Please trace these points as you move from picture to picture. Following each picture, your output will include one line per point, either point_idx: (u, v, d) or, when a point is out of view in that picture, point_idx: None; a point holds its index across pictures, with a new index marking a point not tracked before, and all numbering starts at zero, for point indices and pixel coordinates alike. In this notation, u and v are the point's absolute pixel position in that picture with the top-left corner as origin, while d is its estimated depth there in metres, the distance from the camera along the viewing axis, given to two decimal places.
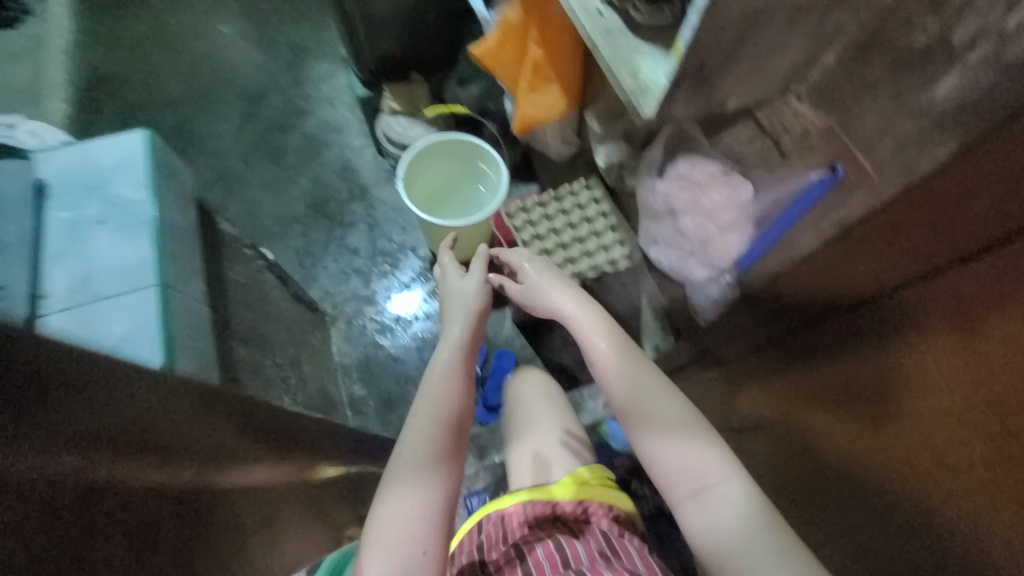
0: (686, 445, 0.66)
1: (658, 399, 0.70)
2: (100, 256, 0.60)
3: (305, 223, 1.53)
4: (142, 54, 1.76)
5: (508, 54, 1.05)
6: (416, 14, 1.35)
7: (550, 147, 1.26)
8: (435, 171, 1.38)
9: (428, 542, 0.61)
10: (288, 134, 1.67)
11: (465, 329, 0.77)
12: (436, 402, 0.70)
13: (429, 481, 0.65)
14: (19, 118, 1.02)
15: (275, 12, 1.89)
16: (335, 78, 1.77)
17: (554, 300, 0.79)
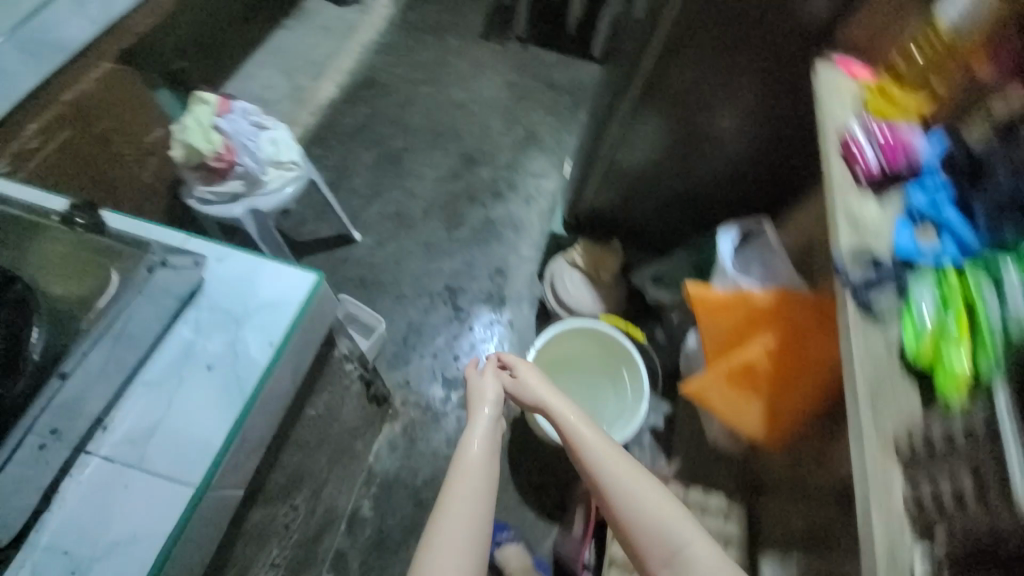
0: (654, 520, 0.72)
1: (629, 476, 0.75)
2: (180, 420, 0.62)
3: (433, 301, 1.49)
4: (413, 78, 1.94)
5: (727, 326, 0.88)
6: (655, 191, 1.23)
7: (708, 426, 1.02)
8: (573, 348, 1.23)
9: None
10: (474, 208, 1.67)
11: (481, 410, 0.83)
12: (456, 459, 0.78)
13: (458, 523, 0.71)
14: (274, 122, 1.11)
15: (535, 97, 1.97)
16: (546, 179, 1.76)
17: (542, 391, 0.86)
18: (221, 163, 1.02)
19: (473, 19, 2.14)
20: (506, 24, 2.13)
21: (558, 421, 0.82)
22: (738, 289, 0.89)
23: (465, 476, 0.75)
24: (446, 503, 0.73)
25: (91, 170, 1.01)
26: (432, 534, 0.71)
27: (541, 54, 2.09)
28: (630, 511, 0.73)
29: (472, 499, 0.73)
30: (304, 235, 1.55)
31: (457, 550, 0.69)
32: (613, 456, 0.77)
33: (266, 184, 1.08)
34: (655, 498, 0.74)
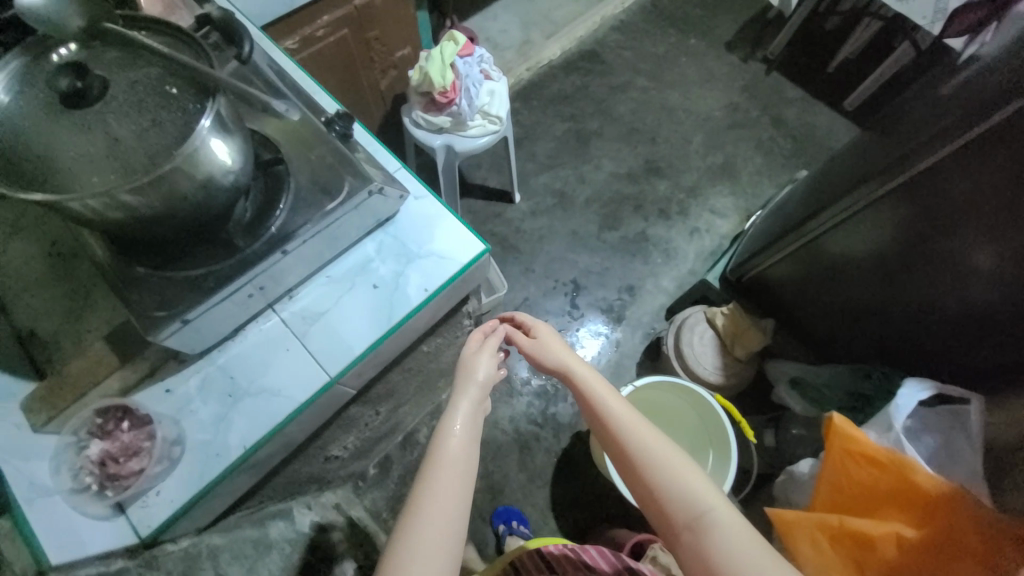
0: (681, 487, 0.67)
1: (646, 434, 0.71)
2: (333, 325, 0.61)
3: (556, 288, 1.51)
4: (636, 69, 1.91)
5: (865, 483, 0.75)
6: (838, 284, 1.07)
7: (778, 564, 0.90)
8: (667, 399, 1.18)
9: (458, 513, 0.66)
10: (635, 219, 1.62)
11: (483, 364, 0.75)
12: (455, 400, 0.74)
13: (454, 463, 0.68)
14: (500, 74, 1.18)
15: (751, 131, 1.81)
16: (722, 219, 1.63)
17: (563, 354, 0.78)
18: (443, 100, 1.12)
19: (723, 31, 2.02)
20: (755, 48, 1.99)
21: (575, 382, 0.76)
22: (900, 450, 0.76)
23: (457, 427, 0.71)
24: (445, 448, 0.69)
25: (351, 66, 1.17)
26: (430, 474, 0.67)
27: (778, 90, 1.91)
28: (650, 470, 0.68)
29: (461, 447, 0.69)
30: (474, 178, 1.65)
31: (453, 494, 0.66)
32: (627, 415, 0.72)
33: (466, 129, 1.16)
34: (675, 458, 0.69)
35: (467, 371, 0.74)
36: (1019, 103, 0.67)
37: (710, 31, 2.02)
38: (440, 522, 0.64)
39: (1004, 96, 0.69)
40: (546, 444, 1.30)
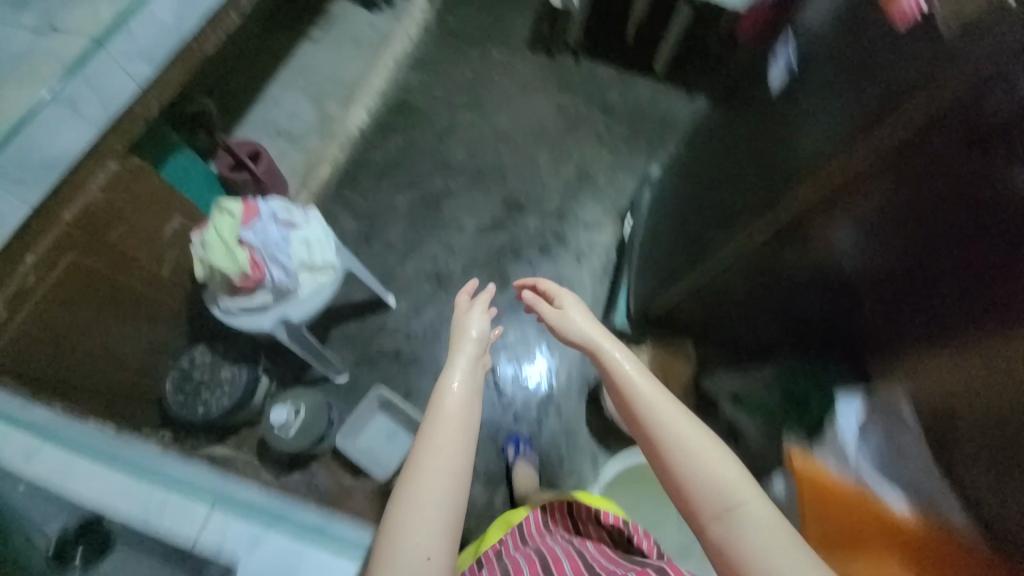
0: (701, 464, 0.63)
1: (671, 424, 0.66)
2: None
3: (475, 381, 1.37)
4: (453, 104, 1.77)
5: (840, 532, 0.74)
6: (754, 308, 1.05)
7: None
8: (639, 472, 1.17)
9: (455, 494, 0.65)
10: (520, 268, 1.52)
11: (473, 321, 0.78)
12: (450, 363, 0.73)
13: (454, 427, 0.67)
14: (306, 209, 0.97)
15: (587, 128, 1.77)
16: (599, 231, 1.59)
17: (590, 329, 0.77)
18: (248, 283, 0.89)
19: (520, 32, 1.94)
20: (556, 40, 1.93)
21: (604, 363, 0.73)
22: (862, 481, 0.76)
23: (458, 386, 0.70)
24: (444, 409, 0.68)
25: (107, 283, 0.88)
26: (422, 453, 0.65)
27: (594, 77, 1.89)
28: (678, 461, 0.64)
29: (463, 418, 0.68)
30: (334, 301, 1.42)
31: (452, 476, 0.64)
32: (658, 402, 0.68)
33: (293, 297, 0.93)
34: (704, 445, 0.65)
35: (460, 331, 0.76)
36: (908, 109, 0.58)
37: (507, 37, 1.92)
38: (442, 506, 0.63)
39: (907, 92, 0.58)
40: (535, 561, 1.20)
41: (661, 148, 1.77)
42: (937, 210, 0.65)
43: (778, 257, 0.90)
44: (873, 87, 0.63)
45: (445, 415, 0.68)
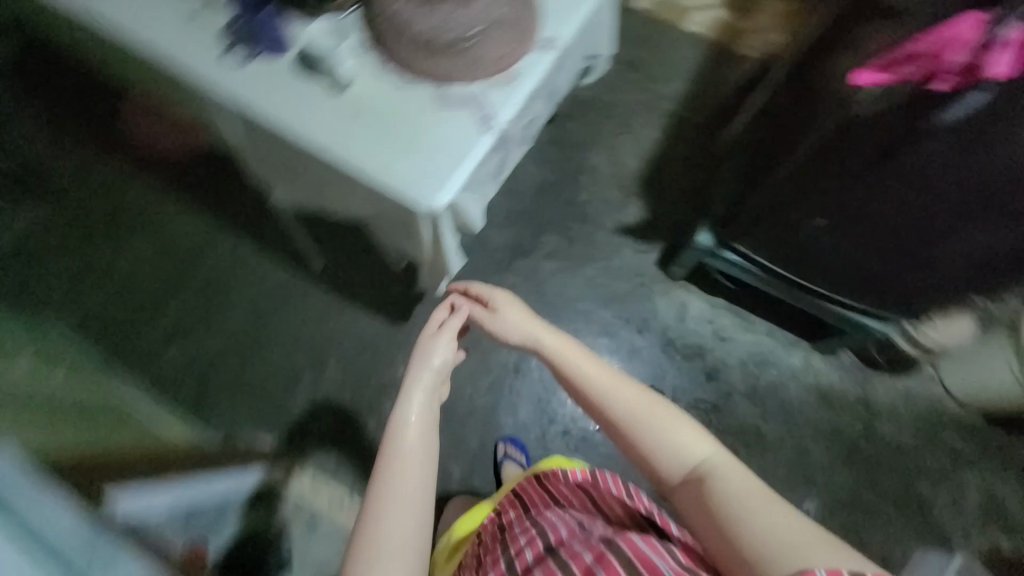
0: (627, 413, 0.67)
1: (624, 391, 0.68)
2: None
3: (878, 501, 1.25)
4: (483, 448, 1.31)
5: None
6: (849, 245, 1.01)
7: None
8: (981, 377, 1.22)
9: (423, 504, 0.68)
10: (733, 418, 1.33)
11: (437, 350, 0.78)
12: (412, 383, 0.75)
13: (413, 454, 0.70)
14: None
15: (550, 286, 1.45)
16: (688, 305, 1.42)
17: (527, 327, 0.77)
18: None
19: (371, 329, 1.36)
20: (398, 284, 1.38)
21: (557, 355, 0.74)
22: None
23: (411, 410, 0.73)
24: (402, 445, 0.70)
25: None
26: (392, 467, 0.69)
27: (469, 253, 1.48)
28: (642, 430, 0.65)
29: (420, 431, 0.72)
30: None
31: (413, 483, 0.68)
32: (611, 377, 0.70)
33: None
34: (664, 417, 0.66)
35: (421, 355, 0.77)
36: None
37: (372, 347, 1.35)
38: (406, 511, 0.66)
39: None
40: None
41: (590, 212, 1.53)
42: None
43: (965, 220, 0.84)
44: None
45: (421, 460, 0.70)
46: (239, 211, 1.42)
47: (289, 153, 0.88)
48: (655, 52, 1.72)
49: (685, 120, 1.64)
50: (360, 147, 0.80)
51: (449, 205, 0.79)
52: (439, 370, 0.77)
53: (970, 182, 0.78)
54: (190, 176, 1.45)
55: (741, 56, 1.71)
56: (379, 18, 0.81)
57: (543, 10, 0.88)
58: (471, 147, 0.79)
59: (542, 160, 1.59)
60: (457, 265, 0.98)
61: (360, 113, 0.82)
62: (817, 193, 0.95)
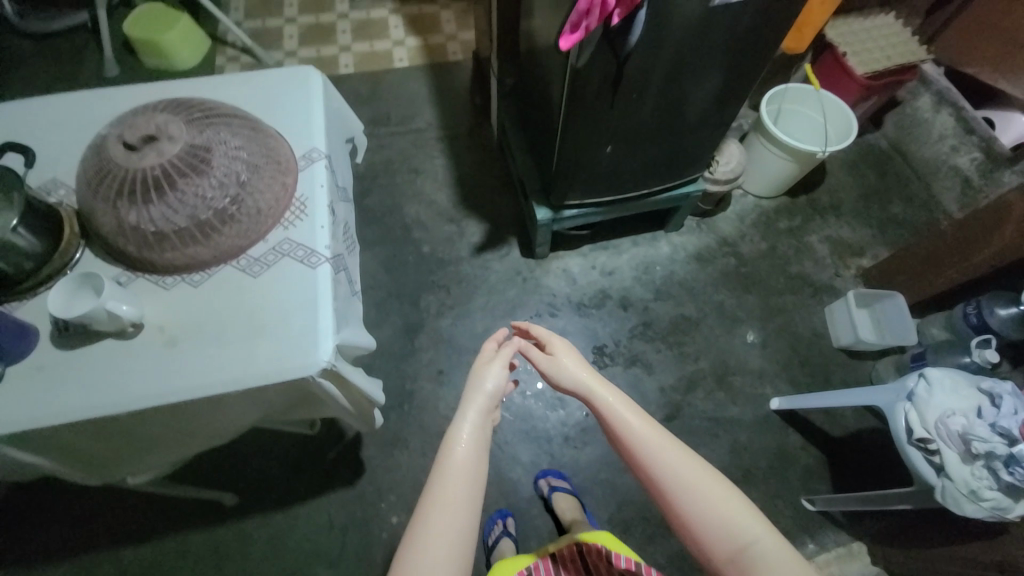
0: (684, 493, 0.61)
1: (670, 454, 0.63)
2: None
3: (785, 295, 1.51)
4: (517, 514, 1.25)
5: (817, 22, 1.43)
6: (625, 151, 1.19)
7: (827, 45, 1.54)
8: (775, 166, 1.50)
9: (472, 524, 0.63)
10: (664, 320, 1.47)
11: (490, 376, 0.74)
12: (465, 411, 0.70)
13: (461, 472, 0.65)
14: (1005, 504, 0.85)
15: (460, 337, 1.43)
16: (568, 266, 1.54)
17: (581, 371, 0.73)
18: None
19: (337, 507, 1.21)
20: (330, 446, 1.26)
21: (607, 412, 0.68)
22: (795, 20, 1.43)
23: (465, 437, 0.68)
24: (449, 467, 0.66)
25: None
26: (441, 491, 0.64)
27: (370, 367, 1.38)
28: (684, 500, 0.61)
29: (472, 452, 0.67)
30: (814, 461, 1.29)
31: (457, 505, 0.63)
32: (657, 436, 0.65)
33: (963, 385, 0.92)
34: (714, 489, 0.61)
35: (475, 383, 0.73)
36: (685, 23, 0.92)
37: (351, 521, 1.19)
38: (449, 532, 0.61)
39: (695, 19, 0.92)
40: (830, 198, 1.65)
41: (442, 255, 1.55)
42: (709, 35, 0.96)
43: (666, 92, 1.06)
44: (664, 32, 0.93)
45: (465, 483, 0.65)
46: (102, 519, 1.16)
47: (125, 428, 0.72)
48: (392, 103, 1.83)
49: (456, 136, 1.76)
50: (205, 364, 0.69)
51: (337, 346, 0.72)
52: (491, 397, 0.73)
53: (670, 58, 0.99)
54: (8, 533, 1.14)
55: (456, 66, 1.91)
56: (123, 239, 0.71)
57: (282, 133, 0.87)
58: (316, 284, 0.74)
59: (371, 245, 1.56)
60: (379, 391, 0.88)
61: (179, 334, 0.71)
62: (592, 124, 1.11)
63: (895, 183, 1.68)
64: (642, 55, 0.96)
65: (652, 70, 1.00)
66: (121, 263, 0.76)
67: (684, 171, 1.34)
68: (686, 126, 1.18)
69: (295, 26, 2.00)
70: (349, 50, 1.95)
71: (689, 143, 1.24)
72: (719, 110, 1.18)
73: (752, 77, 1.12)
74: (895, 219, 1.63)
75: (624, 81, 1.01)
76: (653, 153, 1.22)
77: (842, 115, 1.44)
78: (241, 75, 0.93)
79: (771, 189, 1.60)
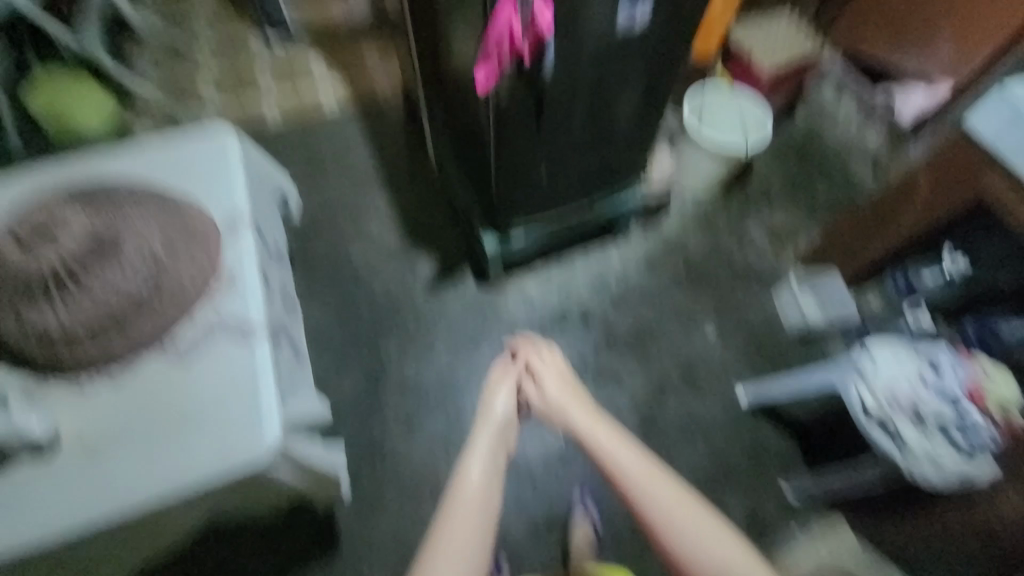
0: (653, 503, 0.73)
1: (636, 468, 0.76)
2: None
3: (734, 286, 1.56)
4: (508, 552, 1.22)
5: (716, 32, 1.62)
6: (560, 172, 1.22)
7: (734, 47, 1.63)
8: (705, 166, 1.57)
9: (485, 525, 0.79)
10: (626, 328, 1.49)
11: (500, 400, 0.93)
12: (480, 433, 0.89)
13: (476, 479, 0.82)
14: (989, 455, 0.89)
15: (425, 378, 1.39)
16: (525, 288, 1.54)
17: (567, 401, 0.89)
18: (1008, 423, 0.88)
19: None
20: (303, 517, 1.18)
21: (591, 432, 0.83)
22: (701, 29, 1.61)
23: (478, 454, 0.86)
24: (470, 476, 0.83)
25: None
26: (457, 503, 0.80)
27: (335, 425, 1.32)
28: (652, 506, 0.73)
29: (486, 468, 0.84)
30: (786, 444, 1.33)
31: (471, 507, 0.79)
32: (626, 453, 0.78)
33: (905, 354, 0.96)
34: (673, 495, 0.74)
35: (487, 408, 0.92)
36: (591, 49, 0.97)
37: None
38: (464, 537, 0.76)
39: (600, 43, 0.97)
40: (761, 188, 1.74)
41: (396, 295, 1.51)
42: (616, 56, 1.01)
43: (587, 115, 1.10)
44: (572, 58, 0.97)
45: (476, 489, 0.82)
46: None
47: (55, 552, 0.65)
48: (325, 147, 1.79)
49: (396, 172, 1.74)
50: (137, 467, 0.64)
51: (284, 422, 0.68)
52: (499, 417, 0.91)
53: (585, 81, 1.02)
54: None
55: (386, 102, 1.90)
56: (29, 343, 0.66)
57: (198, 203, 0.82)
58: (252, 359, 0.70)
59: (321, 296, 1.50)
60: (342, 459, 0.83)
61: (102, 440, 0.65)
62: (523, 153, 1.13)
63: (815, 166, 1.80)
64: (557, 83, 0.99)
65: (569, 97, 1.04)
66: (21, 367, 0.68)
67: (621, 179, 1.37)
68: (614, 143, 1.22)
69: (213, 81, 1.93)
70: (272, 97, 1.90)
71: (618, 157, 1.28)
72: (644, 124, 1.22)
73: (667, 90, 1.16)
74: (822, 199, 1.73)
75: (545, 110, 1.04)
76: (585, 171, 1.26)
77: (756, 111, 1.54)
78: (145, 142, 0.88)
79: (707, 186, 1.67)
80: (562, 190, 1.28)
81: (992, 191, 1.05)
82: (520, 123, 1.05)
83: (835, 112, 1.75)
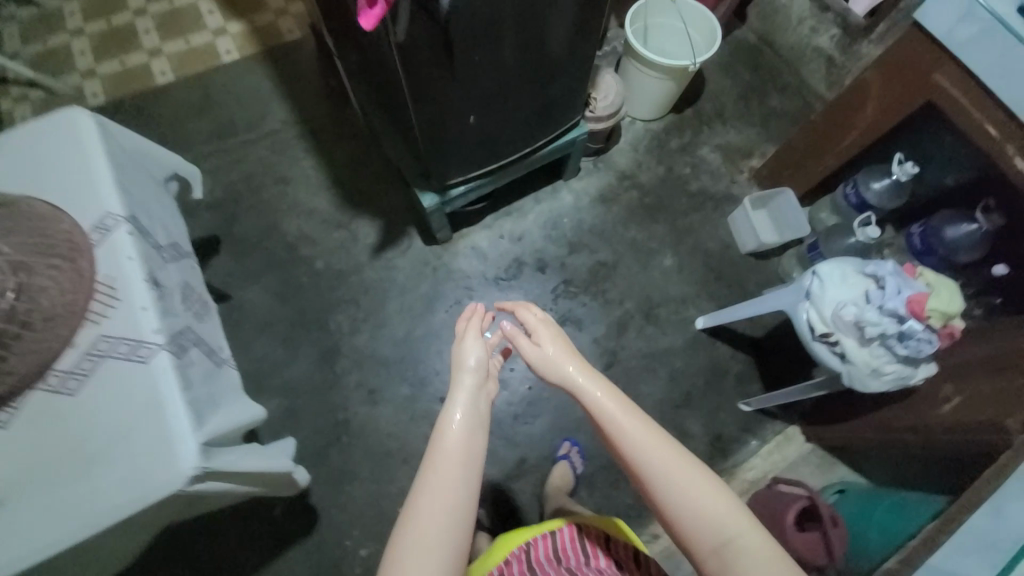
0: (674, 492, 0.62)
1: (656, 450, 0.64)
2: None
3: (690, 214, 1.52)
4: (485, 504, 1.25)
5: None
6: (493, 114, 1.09)
7: None
8: (654, 88, 1.45)
9: (465, 508, 0.61)
10: (583, 272, 1.45)
11: (475, 352, 0.71)
12: (454, 395, 0.68)
13: (455, 453, 0.64)
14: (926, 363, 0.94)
15: (382, 349, 1.34)
16: (476, 242, 1.46)
17: (567, 363, 0.71)
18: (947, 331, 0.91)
19: (301, 562, 1.15)
20: (275, 503, 1.18)
21: (601, 403, 0.67)
22: None
23: (459, 418, 0.66)
24: (447, 447, 0.64)
25: None
26: (432, 475, 0.62)
27: (295, 409, 1.28)
28: (670, 492, 0.62)
29: (467, 434, 0.65)
30: (744, 366, 1.37)
31: (451, 486, 0.61)
32: (644, 432, 0.65)
33: (851, 274, 0.96)
34: (696, 477, 0.62)
35: (461, 363, 0.71)
36: None
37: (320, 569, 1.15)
38: (440, 523, 0.59)
39: None
40: (713, 105, 1.65)
41: (339, 267, 1.41)
42: None
43: (515, 46, 0.96)
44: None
45: (456, 468, 0.63)
46: None
47: None
48: (234, 107, 1.58)
49: (318, 129, 1.56)
50: (46, 517, 0.58)
51: (206, 444, 0.62)
52: (478, 371, 0.70)
53: (506, 5, 0.87)
54: None
55: (297, 45, 1.66)
56: None
57: (59, 205, 0.70)
58: (156, 382, 0.62)
59: (257, 277, 1.39)
60: (287, 458, 0.79)
61: (0, 493, 0.58)
62: (447, 98, 1.00)
63: (768, 75, 1.70)
64: (473, 11, 0.85)
65: (490, 26, 0.89)
66: None
67: (564, 115, 1.25)
68: (550, 75, 1.09)
69: (84, 37, 1.63)
70: (160, 53, 1.63)
71: (557, 90, 1.15)
72: (581, 50, 1.09)
73: (603, 7, 1.02)
74: (776, 111, 1.66)
75: (463, 45, 0.90)
76: (522, 110, 1.13)
77: (704, 18, 1.40)
78: None
79: (659, 109, 1.56)
80: (499, 134, 1.16)
81: (944, 91, 1.00)
82: (437, 62, 0.91)
83: (787, 12, 1.62)
